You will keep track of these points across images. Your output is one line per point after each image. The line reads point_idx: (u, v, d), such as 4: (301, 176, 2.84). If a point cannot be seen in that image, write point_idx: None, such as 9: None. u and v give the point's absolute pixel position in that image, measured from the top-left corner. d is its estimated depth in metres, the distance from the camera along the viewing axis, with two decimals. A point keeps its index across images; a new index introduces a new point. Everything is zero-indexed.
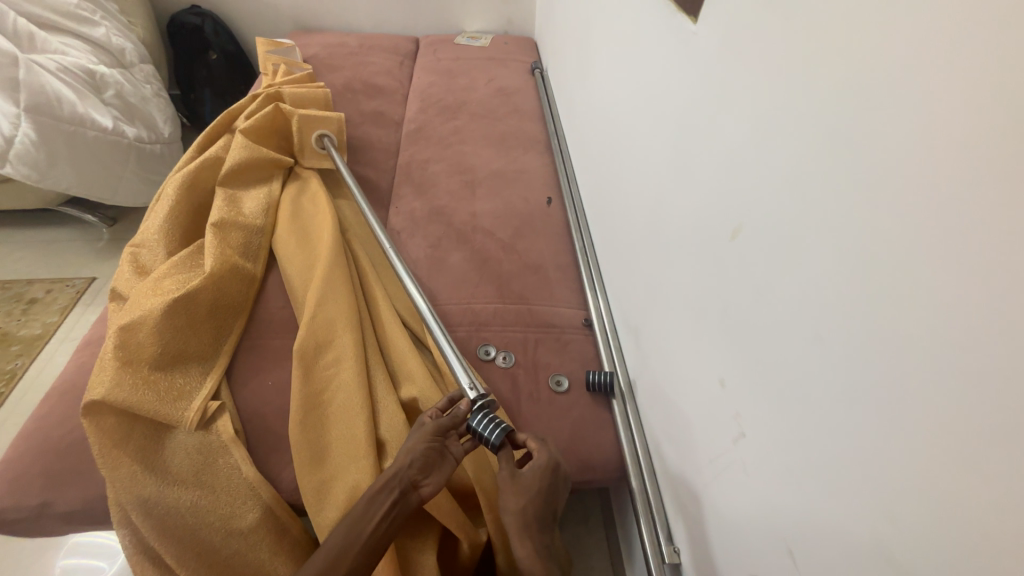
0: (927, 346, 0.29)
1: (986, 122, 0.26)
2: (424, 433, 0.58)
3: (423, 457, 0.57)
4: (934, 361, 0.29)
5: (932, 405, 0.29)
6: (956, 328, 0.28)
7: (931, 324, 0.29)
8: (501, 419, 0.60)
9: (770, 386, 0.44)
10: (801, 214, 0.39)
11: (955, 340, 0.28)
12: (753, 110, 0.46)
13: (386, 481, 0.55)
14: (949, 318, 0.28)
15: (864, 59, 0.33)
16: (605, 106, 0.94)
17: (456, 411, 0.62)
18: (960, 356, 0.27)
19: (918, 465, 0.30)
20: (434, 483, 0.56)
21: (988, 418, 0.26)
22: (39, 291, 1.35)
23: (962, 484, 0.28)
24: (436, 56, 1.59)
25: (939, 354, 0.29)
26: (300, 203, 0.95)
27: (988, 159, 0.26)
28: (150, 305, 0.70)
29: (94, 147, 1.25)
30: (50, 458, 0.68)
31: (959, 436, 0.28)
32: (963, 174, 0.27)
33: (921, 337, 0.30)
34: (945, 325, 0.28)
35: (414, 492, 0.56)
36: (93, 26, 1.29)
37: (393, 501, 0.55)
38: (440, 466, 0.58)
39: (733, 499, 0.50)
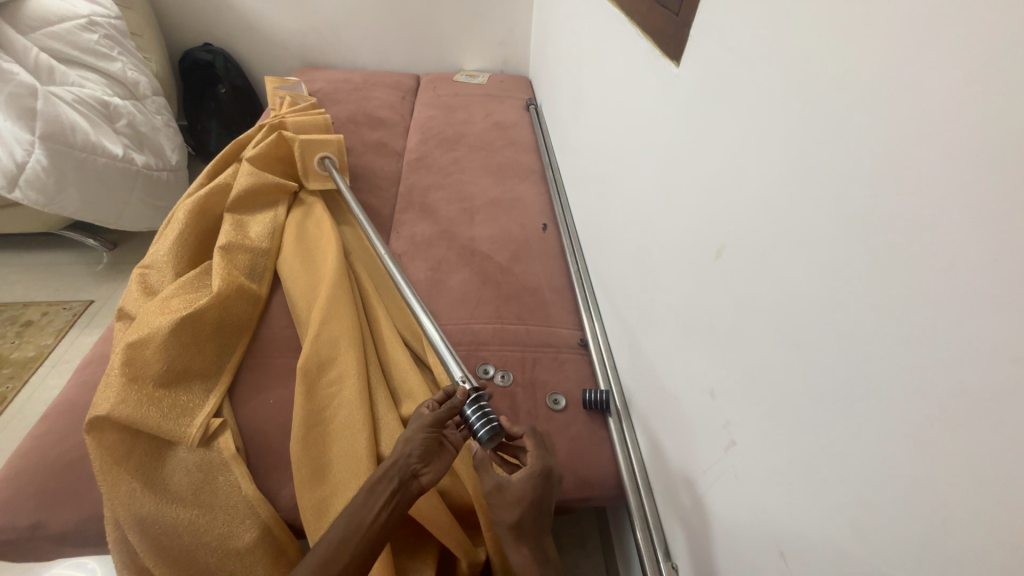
0: (889, 347, 0.33)
1: (923, 153, 0.30)
2: (421, 423, 0.60)
3: (423, 447, 0.58)
4: (897, 358, 0.32)
5: (895, 399, 0.33)
6: (912, 327, 0.31)
7: (891, 324, 0.33)
8: (492, 414, 0.60)
9: (757, 395, 0.47)
10: (778, 236, 0.44)
11: (911, 339, 0.31)
12: (730, 143, 0.51)
13: (385, 471, 0.57)
14: (904, 320, 0.32)
15: (826, 99, 0.38)
16: (597, 139, 1.00)
17: (453, 401, 0.61)
18: (915, 353, 0.31)
19: (891, 455, 0.33)
20: (434, 471, 0.58)
21: (941, 402, 0.30)
22: (35, 314, 1.35)
23: (925, 466, 0.31)
24: (436, 92, 1.68)
25: (899, 353, 0.32)
26: (305, 227, 0.98)
27: (928, 182, 0.30)
28: (158, 322, 0.72)
29: (103, 174, 1.29)
30: (44, 478, 0.67)
31: (920, 427, 0.31)
32: (909, 196, 0.31)
33: (882, 338, 0.33)
34: (902, 327, 0.32)
35: (414, 481, 0.57)
36: (110, 60, 1.36)
37: (393, 490, 0.56)
38: (440, 455, 0.60)
39: (728, 508, 0.51)
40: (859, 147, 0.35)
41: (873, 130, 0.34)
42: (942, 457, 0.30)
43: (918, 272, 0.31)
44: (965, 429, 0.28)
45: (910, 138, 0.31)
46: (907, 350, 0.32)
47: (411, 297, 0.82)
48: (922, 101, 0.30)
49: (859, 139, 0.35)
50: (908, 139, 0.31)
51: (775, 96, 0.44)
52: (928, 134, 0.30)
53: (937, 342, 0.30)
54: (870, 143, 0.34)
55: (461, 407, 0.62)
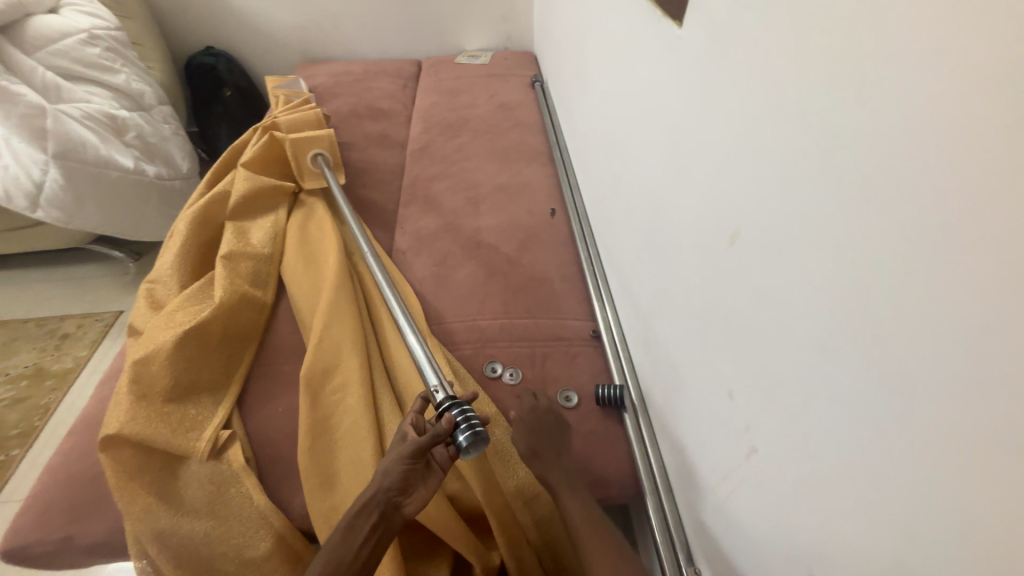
0: (935, 352, 0.28)
1: (965, 122, 0.26)
2: (399, 454, 0.57)
3: (401, 479, 0.57)
4: (940, 366, 0.28)
5: (937, 412, 0.28)
6: (955, 332, 0.27)
7: (925, 324, 0.28)
8: (473, 422, 0.56)
9: (779, 399, 0.42)
10: (798, 218, 0.39)
11: (960, 346, 0.26)
12: (744, 110, 0.45)
13: (364, 503, 0.56)
14: (948, 325, 0.27)
15: (850, 60, 0.33)
16: (602, 114, 0.93)
17: (437, 430, 0.57)
18: (960, 358, 0.27)
19: (939, 475, 0.28)
20: (417, 500, 0.58)
21: (1000, 418, 0.25)
22: (71, 327, 1.41)
23: (985, 499, 0.26)
24: (438, 77, 1.61)
25: (940, 358, 0.28)
26: (307, 228, 0.96)
27: (979, 160, 0.25)
28: (162, 338, 0.72)
29: (117, 187, 1.31)
30: (74, 489, 0.68)
31: (975, 454, 0.26)
32: (947, 179, 0.27)
33: (922, 342, 0.29)
34: (951, 333, 0.27)
35: (397, 511, 0.57)
36: (114, 74, 1.37)
37: (374, 522, 0.56)
38: (425, 479, 0.59)
39: (754, 518, 0.47)
40: (888, 121, 0.30)
41: (902, 101, 0.29)
42: (1003, 488, 0.24)
43: (965, 270, 0.26)
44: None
45: (948, 109, 0.26)
46: (948, 357, 0.27)
47: (393, 299, 0.79)
48: (958, 67, 0.26)
49: (889, 111, 0.30)
50: (944, 110, 0.27)
51: (788, 59, 0.39)
52: (965, 106, 0.25)
53: (988, 351, 0.25)
54: (901, 115, 0.29)
55: (448, 435, 0.57)
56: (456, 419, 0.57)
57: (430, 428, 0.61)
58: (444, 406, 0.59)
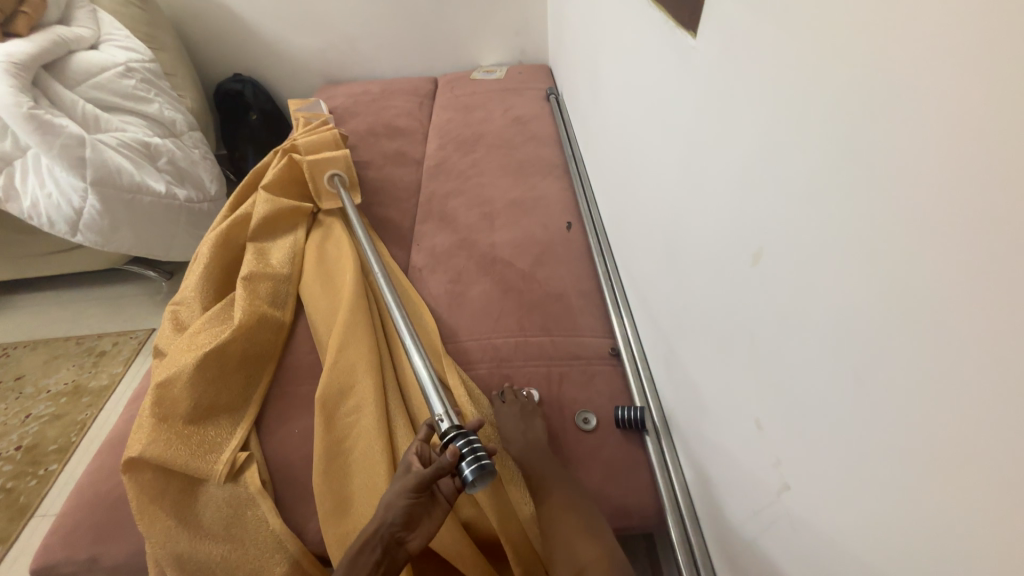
0: (980, 394, 0.25)
1: (994, 134, 0.23)
2: (402, 487, 0.57)
3: (405, 514, 0.56)
4: (983, 407, 0.25)
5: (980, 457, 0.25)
6: (989, 365, 0.24)
7: (966, 363, 0.25)
8: (478, 452, 0.55)
9: (809, 432, 0.39)
10: (821, 238, 0.36)
11: (1003, 384, 0.24)
12: (762, 123, 0.43)
13: (365, 540, 0.55)
14: (982, 359, 0.25)
15: (869, 69, 0.31)
16: (617, 126, 0.92)
17: (441, 463, 0.56)
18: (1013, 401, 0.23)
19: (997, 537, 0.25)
20: (421, 535, 0.57)
21: None
22: (107, 344, 1.47)
23: None
24: (454, 93, 1.63)
25: (985, 401, 0.25)
26: (324, 248, 0.98)
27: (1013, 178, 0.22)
28: (184, 360, 0.74)
29: (150, 211, 1.37)
30: (101, 509, 0.70)
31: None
32: (974, 199, 0.24)
33: (958, 378, 0.26)
34: (995, 373, 0.24)
35: (400, 547, 0.56)
36: (148, 103, 1.44)
37: (376, 560, 0.55)
38: (430, 512, 0.58)
39: (789, 558, 0.43)
40: (906, 136, 0.28)
41: (923, 115, 0.27)
42: None
43: (1001, 300, 0.23)
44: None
45: (967, 125, 0.24)
46: (990, 400, 0.24)
47: (403, 320, 0.78)
48: (974, 78, 0.24)
49: (906, 125, 0.28)
50: (963, 125, 0.25)
51: (803, 72, 0.37)
52: (993, 120, 0.23)
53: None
54: (925, 129, 0.27)
55: (451, 467, 0.56)
56: (462, 450, 0.56)
57: (435, 458, 0.60)
58: (449, 436, 0.58)
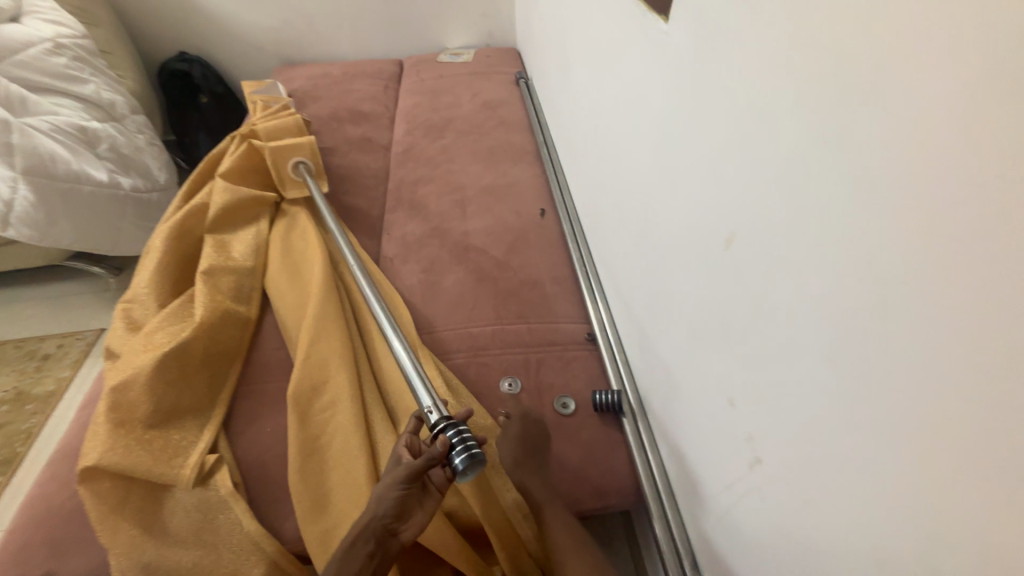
0: (947, 369, 0.27)
1: (965, 123, 0.24)
2: (393, 480, 0.57)
3: (396, 504, 0.57)
4: (949, 382, 0.27)
5: (946, 425, 0.27)
6: (954, 341, 0.26)
7: (935, 340, 0.27)
8: (470, 442, 0.55)
9: (780, 408, 0.41)
10: (794, 222, 0.37)
11: (965, 359, 0.26)
12: (735, 109, 0.44)
13: (359, 533, 0.56)
14: (951, 336, 0.26)
15: (843, 56, 0.31)
16: (587, 112, 0.91)
17: (431, 454, 0.56)
18: (977, 375, 0.25)
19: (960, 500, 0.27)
20: (414, 526, 0.57)
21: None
22: (51, 347, 1.37)
23: (1005, 524, 0.24)
24: (420, 76, 1.58)
25: (951, 375, 0.26)
26: (289, 239, 0.93)
27: (983, 165, 0.24)
28: (141, 362, 0.70)
29: (91, 202, 1.27)
30: (54, 524, 0.65)
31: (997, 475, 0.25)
32: (946, 186, 0.26)
33: (926, 354, 0.28)
34: (962, 348, 0.26)
35: (392, 538, 0.57)
36: (82, 83, 1.32)
37: (370, 551, 0.55)
38: (422, 502, 0.58)
39: (760, 526, 0.46)
40: (883, 121, 0.29)
41: (897, 103, 0.28)
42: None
43: (965, 280, 0.25)
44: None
45: (943, 111, 0.25)
46: (955, 374, 0.26)
47: (380, 312, 0.77)
48: (954, 65, 0.25)
49: (882, 111, 0.29)
50: (939, 112, 0.26)
51: (777, 59, 0.38)
52: (965, 109, 0.24)
53: (990, 366, 0.24)
54: (898, 118, 0.28)
55: (442, 458, 0.56)
56: (452, 440, 0.56)
57: (425, 449, 0.60)
58: (439, 428, 0.58)
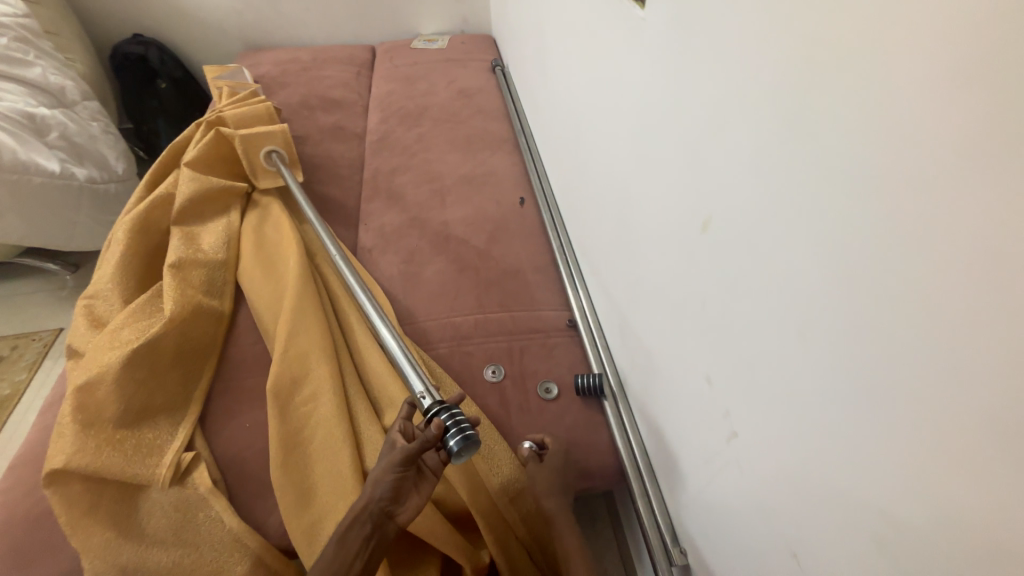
0: (913, 338, 0.29)
1: (931, 107, 0.26)
2: (389, 464, 0.57)
3: (393, 488, 0.57)
4: (914, 351, 0.29)
5: (914, 393, 0.29)
6: (919, 312, 0.28)
7: (903, 311, 0.29)
8: (463, 424, 0.56)
9: (756, 382, 0.43)
10: (769, 205, 0.39)
11: (928, 329, 0.28)
12: (711, 95, 0.45)
13: (356, 516, 0.56)
14: (916, 307, 0.28)
15: (818, 43, 0.33)
16: (565, 99, 0.91)
17: (426, 437, 0.56)
18: (940, 343, 0.27)
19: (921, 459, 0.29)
20: (410, 509, 0.57)
21: (982, 397, 0.25)
22: (4, 349, 1.29)
23: (962, 479, 0.27)
24: (393, 63, 1.54)
25: (917, 344, 0.28)
26: (263, 231, 0.91)
27: (947, 147, 0.26)
28: (108, 359, 0.67)
29: (42, 194, 1.20)
30: (19, 532, 0.62)
31: (960, 438, 0.27)
32: (912, 167, 0.27)
33: (893, 325, 0.30)
34: (925, 318, 0.28)
35: (390, 521, 0.57)
36: (27, 67, 1.23)
37: (367, 535, 0.56)
38: (417, 485, 0.59)
39: (737, 497, 0.48)
40: (865, 103, 0.30)
41: (868, 89, 0.29)
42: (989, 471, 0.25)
43: (929, 254, 0.27)
44: (1010, 435, 0.24)
45: (923, 93, 0.26)
46: (921, 341, 0.28)
47: (363, 302, 0.76)
48: (934, 47, 0.26)
49: (864, 93, 0.30)
50: (909, 98, 0.27)
51: (753, 46, 0.39)
52: (933, 94, 0.26)
53: (951, 335, 0.26)
54: (870, 102, 0.29)
55: (437, 440, 0.56)
56: (446, 423, 0.56)
57: (419, 433, 0.60)
58: (433, 412, 0.58)
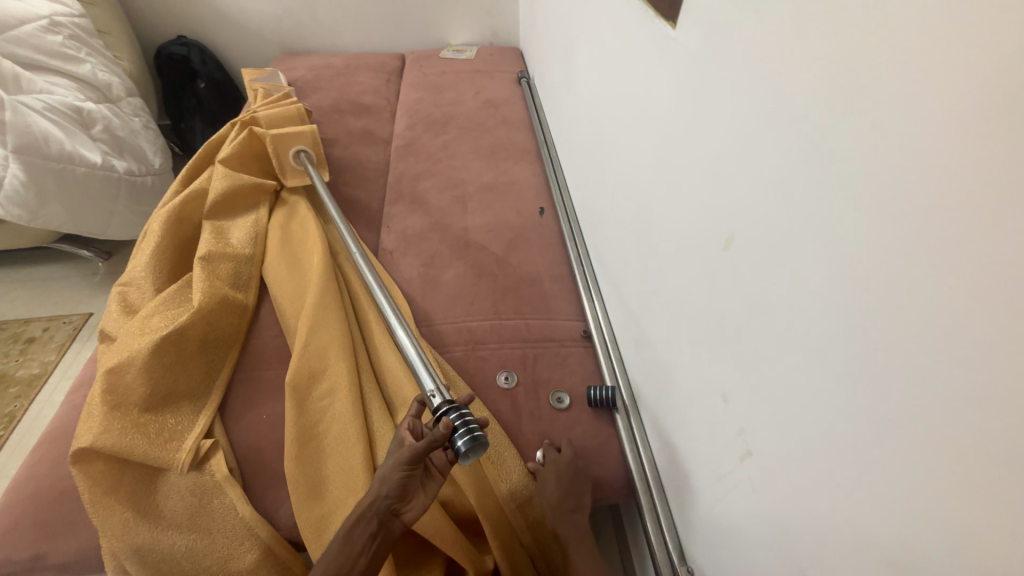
0: (934, 366, 0.28)
1: (957, 135, 0.26)
2: (397, 461, 0.57)
3: (399, 486, 0.57)
4: (934, 380, 0.28)
5: (933, 421, 0.28)
6: (945, 338, 0.28)
7: (924, 338, 0.29)
8: (471, 425, 0.57)
9: (772, 402, 0.43)
10: (793, 225, 0.39)
11: (946, 358, 0.27)
12: (737, 115, 0.45)
13: (363, 512, 0.57)
14: (939, 335, 0.28)
15: (846, 69, 0.33)
16: (591, 113, 0.93)
17: (435, 436, 0.57)
18: (964, 372, 0.27)
19: (939, 493, 0.28)
20: (416, 507, 0.58)
21: (1005, 431, 0.25)
22: (37, 330, 1.34)
23: (982, 516, 0.26)
24: (422, 71, 1.58)
25: (937, 372, 0.28)
26: (289, 228, 0.93)
27: (974, 175, 0.26)
28: (138, 344, 0.69)
29: (84, 184, 1.25)
30: (44, 506, 0.64)
31: (975, 468, 0.26)
32: (934, 193, 0.28)
33: (914, 351, 0.29)
34: (945, 345, 0.28)
35: (396, 519, 0.58)
36: (79, 63, 1.30)
37: (373, 530, 0.56)
38: (424, 485, 0.59)
39: (748, 518, 0.47)
40: (889, 130, 0.30)
41: (896, 115, 0.30)
42: (1006, 507, 0.25)
43: (951, 281, 0.27)
44: None
45: (946, 123, 0.27)
46: (940, 370, 0.28)
47: (381, 302, 0.78)
48: (957, 79, 0.26)
49: (890, 120, 0.30)
50: (938, 125, 0.27)
51: (780, 67, 0.39)
52: (960, 120, 0.26)
53: (978, 365, 0.26)
54: (894, 128, 0.30)
55: (445, 439, 0.57)
56: (454, 423, 0.57)
57: (426, 432, 0.61)
58: (443, 412, 0.59)
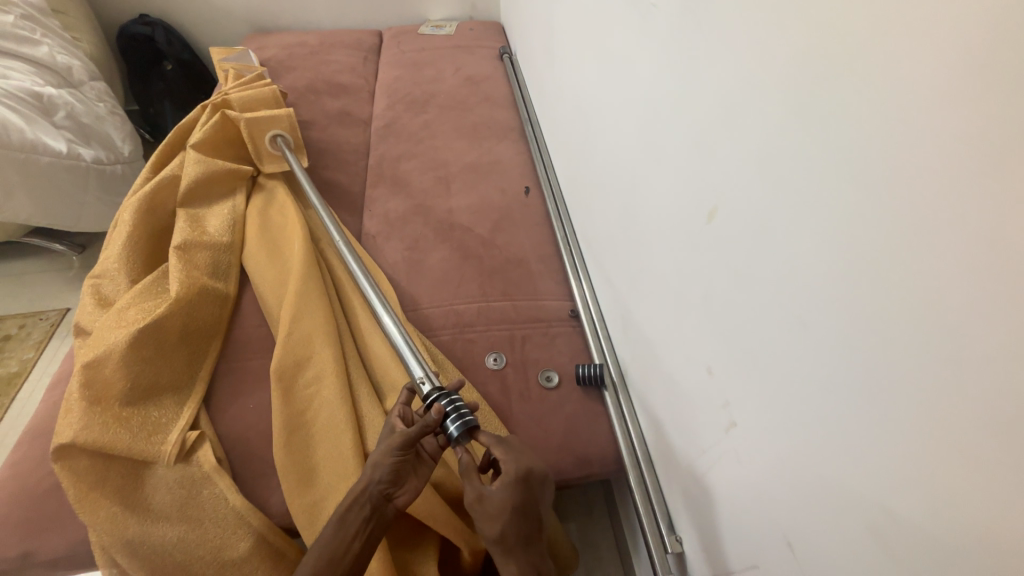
0: (918, 334, 0.28)
1: (942, 98, 0.26)
2: (389, 448, 0.57)
3: (392, 471, 0.57)
4: (919, 347, 0.28)
5: (916, 388, 0.29)
6: (931, 304, 0.27)
7: (909, 307, 0.29)
8: (462, 411, 0.58)
9: (757, 373, 0.43)
10: (777, 196, 0.38)
11: (926, 323, 0.28)
12: (720, 83, 0.44)
13: (355, 498, 0.57)
14: (922, 303, 0.28)
15: (830, 30, 0.32)
16: (573, 87, 0.90)
17: (426, 422, 0.57)
18: (950, 340, 0.27)
19: (922, 458, 0.29)
20: (409, 492, 0.58)
21: (992, 396, 0.25)
22: (12, 327, 1.30)
23: (969, 482, 0.26)
24: (400, 48, 1.52)
25: (924, 338, 0.28)
26: (268, 215, 0.91)
27: (957, 140, 0.25)
28: (114, 338, 0.68)
29: (50, 174, 1.20)
30: (28, 504, 0.63)
31: (964, 434, 0.26)
32: (918, 159, 0.27)
33: (899, 320, 0.29)
34: (930, 313, 0.28)
35: (389, 503, 0.58)
36: (35, 45, 1.23)
37: (366, 516, 0.56)
38: (415, 470, 0.60)
39: (734, 488, 0.48)
40: (872, 95, 0.29)
41: (879, 80, 0.29)
42: (988, 468, 0.25)
43: (936, 246, 0.27)
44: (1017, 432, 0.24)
45: (937, 84, 0.26)
46: (924, 338, 0.28)
47: (366, 287, 0.76)
48: (948, 36, 0.25)
49: (873, 85, 0.29)
50: (922, 89, 0.27)
51: (764, 30, 0.38)
52: (945, 83, 0.25)
53: (965, 333, 0.26)
54: (877, 94, 0.29)
55: (436, 425, 0.58)
56: (446, 409, 0.58)
57: (417, 419, 0.61)
58: (433, 398, 0.60)
